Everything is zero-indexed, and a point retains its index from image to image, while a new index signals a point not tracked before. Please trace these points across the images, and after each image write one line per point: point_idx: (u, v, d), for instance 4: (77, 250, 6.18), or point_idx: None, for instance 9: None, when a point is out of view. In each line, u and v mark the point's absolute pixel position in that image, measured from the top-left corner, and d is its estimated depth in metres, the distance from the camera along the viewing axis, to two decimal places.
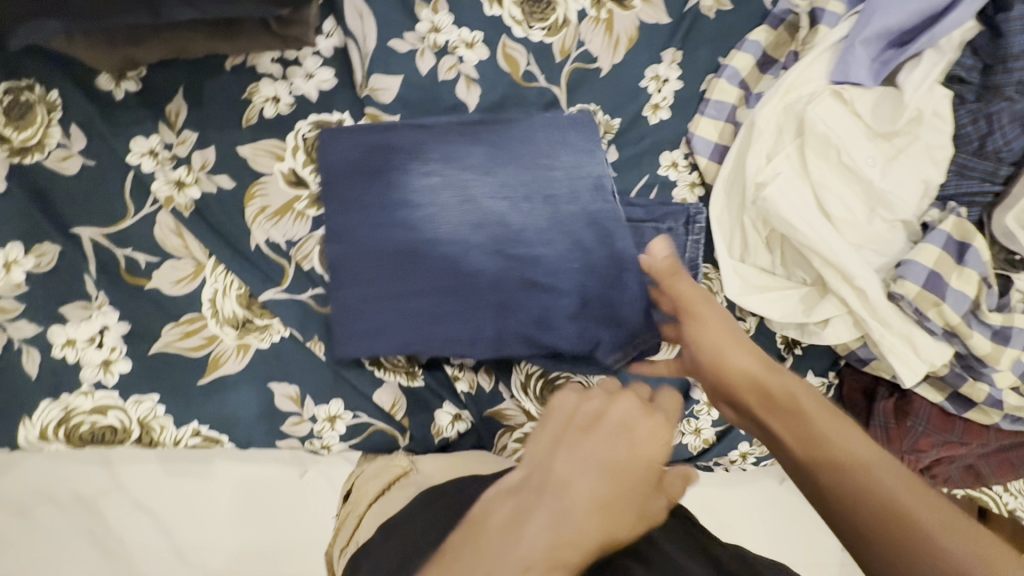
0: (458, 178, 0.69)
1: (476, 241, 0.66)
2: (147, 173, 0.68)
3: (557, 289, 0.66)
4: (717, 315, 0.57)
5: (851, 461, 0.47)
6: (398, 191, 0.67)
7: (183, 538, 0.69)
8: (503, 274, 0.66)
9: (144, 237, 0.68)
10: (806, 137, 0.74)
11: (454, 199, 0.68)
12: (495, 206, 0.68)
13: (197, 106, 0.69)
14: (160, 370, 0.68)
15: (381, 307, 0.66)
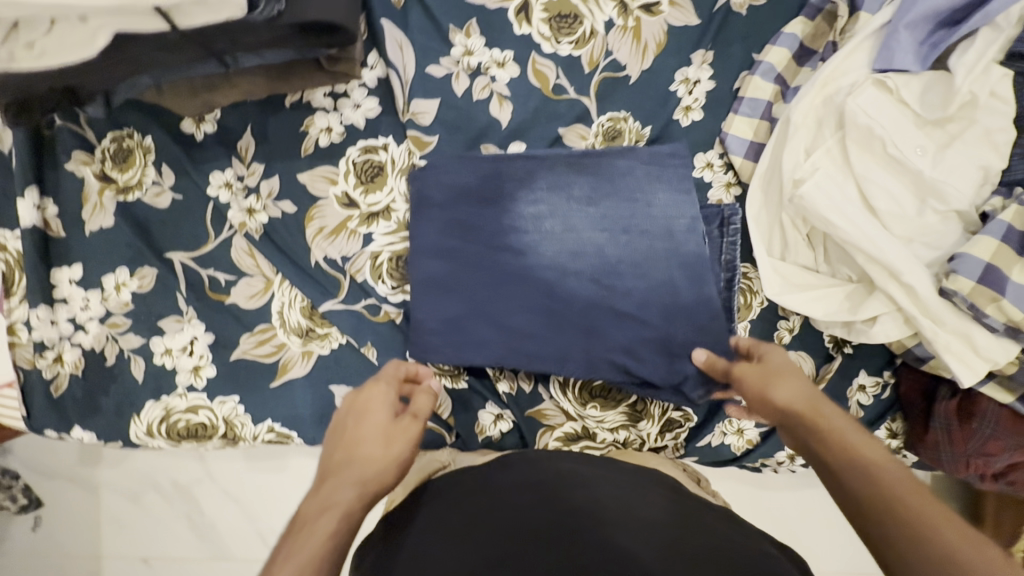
0: (557, 213, 0.74)
1: (573, 270, 0.72)
2: (223, 202, 0.77)
3: (643, 322, 0.71)
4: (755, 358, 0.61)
5: (901, 514, 0.44)
6: (485, 214, 0.74)
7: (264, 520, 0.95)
8: (593, 304, 0.71)
9: (223, 258, 0.78)
10: (847, 129, 0.72)
11: (554, 230, 0.73)
12: (590, 237, 0.73)
13: (262, 141, 0.78)
14: (239, 375, 0.78)
15: (474, 328, 0.72)
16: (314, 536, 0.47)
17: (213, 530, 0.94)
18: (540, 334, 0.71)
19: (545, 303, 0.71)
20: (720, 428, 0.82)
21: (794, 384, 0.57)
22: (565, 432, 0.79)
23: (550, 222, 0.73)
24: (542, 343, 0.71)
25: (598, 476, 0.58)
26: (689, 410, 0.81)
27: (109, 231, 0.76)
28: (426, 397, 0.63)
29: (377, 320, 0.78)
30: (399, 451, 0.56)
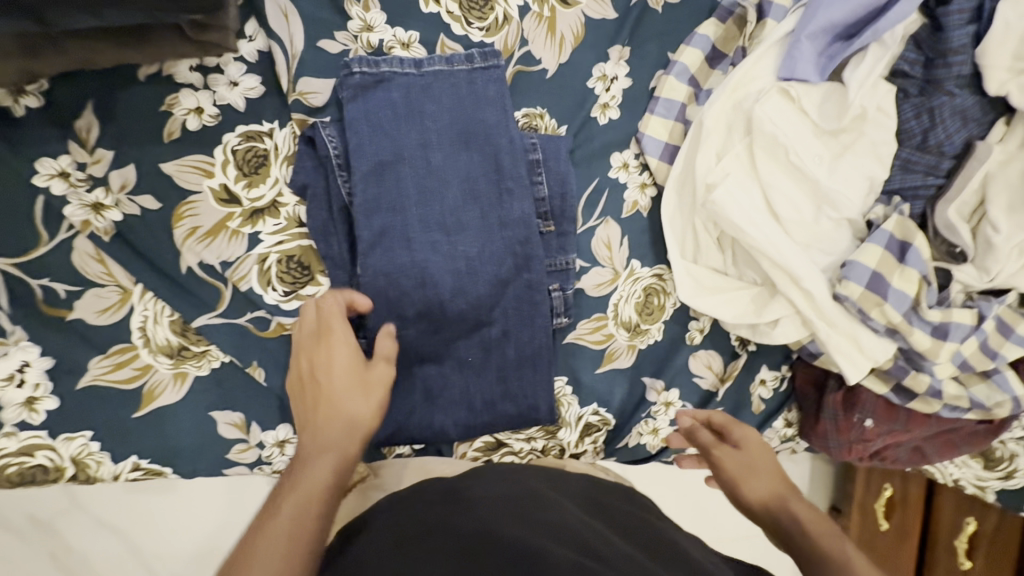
0: (442, 215, 0.67)
1: (430, 280, 0.66)
2: (57, 196, 0.63)
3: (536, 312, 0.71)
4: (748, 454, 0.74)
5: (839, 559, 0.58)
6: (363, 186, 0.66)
7: (148, 552, 0.75)
8: (502, 288, 0.69)
9: (62, 265, 0.63)
10: (755, 136, 0.74)
11: (439, 230, 0.67)
12: (466, 248, 0.68)
13: (110, 121, 0.64)
14: (91, 405, 0.65)
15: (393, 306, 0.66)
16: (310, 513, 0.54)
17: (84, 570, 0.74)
18: (467, 342, 0.70)
19: (462, 307, 0.68)
20: (635, 429, 0.82)
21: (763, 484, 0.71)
22: (484, 442, 0.76)
23: (443, 216, 0.67)
24: (461, 351, 0.70)
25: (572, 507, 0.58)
26: (606, 415, 0.80)
27: None
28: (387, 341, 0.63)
29: (266, 335, 0.68)
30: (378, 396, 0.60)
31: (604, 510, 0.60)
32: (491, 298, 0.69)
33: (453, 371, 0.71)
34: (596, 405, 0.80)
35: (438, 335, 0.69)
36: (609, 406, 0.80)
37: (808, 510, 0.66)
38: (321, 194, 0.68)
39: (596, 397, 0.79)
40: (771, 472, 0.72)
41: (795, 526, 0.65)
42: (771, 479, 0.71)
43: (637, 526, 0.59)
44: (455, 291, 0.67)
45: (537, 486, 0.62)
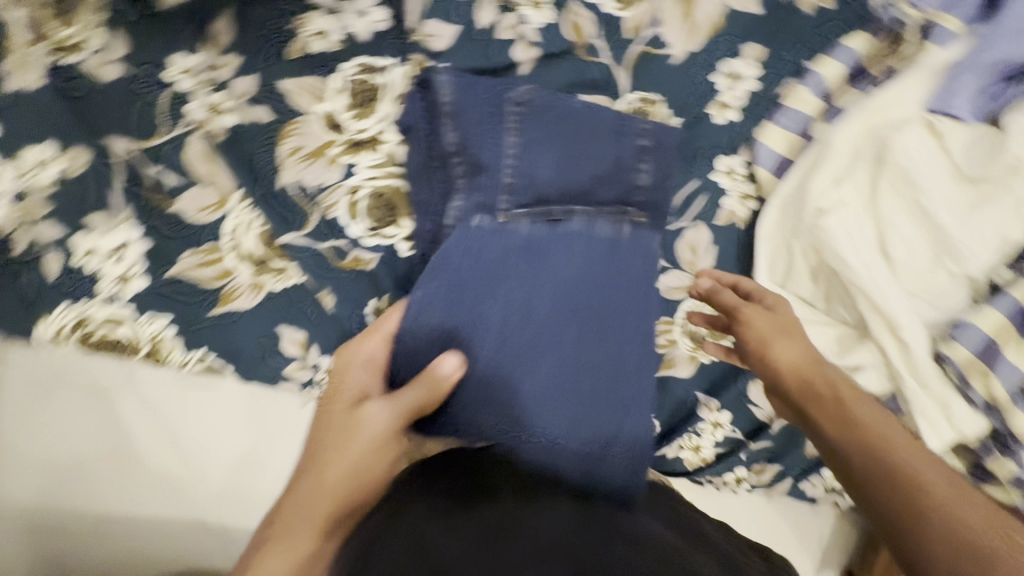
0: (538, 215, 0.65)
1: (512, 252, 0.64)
2: (185, 90, 0.66)
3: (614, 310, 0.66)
4: (765, 324, 0.70)
5: (909, 466, 0.56)
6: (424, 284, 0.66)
7: (189, 449, 0.67)
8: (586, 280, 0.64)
9: (175, 158, 0.67)
10: (884, 166, 0.68)
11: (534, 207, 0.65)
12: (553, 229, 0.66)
13: (244, 31, 0.66)
14: (169, 293, 0.68)
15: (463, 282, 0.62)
16: (348, 449, 0.57)
17: (123, 455, 0.66)
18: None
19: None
20: (677, 442, 0.80)
21: (795, 347, 0.68)
22: None
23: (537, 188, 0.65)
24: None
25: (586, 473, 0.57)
26: (652, 420, 0.79)
27: (37, 96, 0.63)
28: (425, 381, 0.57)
29: (342, 266, 0.69)
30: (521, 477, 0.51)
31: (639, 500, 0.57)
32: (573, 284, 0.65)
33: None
34: None
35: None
36: (657, 412, 0.78)
37: (860, 438, 0.60)
38: (421, 136, 0.67)
39: None
40: (806, 347, 0.69)
41: (861, 418, 0.62)
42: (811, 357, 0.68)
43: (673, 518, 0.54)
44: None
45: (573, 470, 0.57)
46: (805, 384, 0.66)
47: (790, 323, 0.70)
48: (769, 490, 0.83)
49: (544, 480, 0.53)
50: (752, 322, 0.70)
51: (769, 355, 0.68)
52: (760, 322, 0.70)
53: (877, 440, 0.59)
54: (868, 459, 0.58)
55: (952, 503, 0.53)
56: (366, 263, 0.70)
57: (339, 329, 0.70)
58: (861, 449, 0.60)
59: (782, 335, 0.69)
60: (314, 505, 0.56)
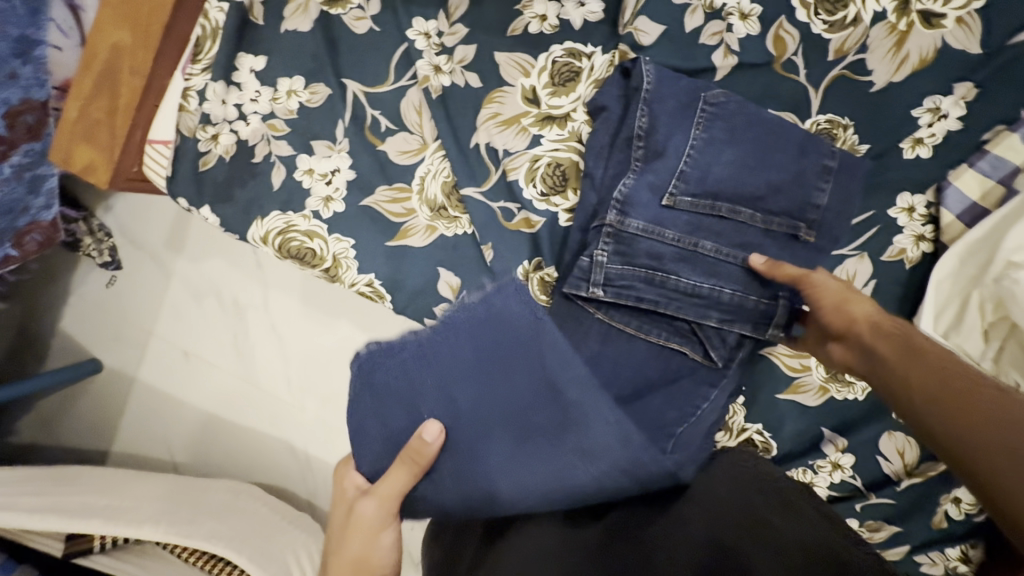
0: (705, 214, 0.68)
1: (668, 240, 0.68)
2: (416, 50, 0.76)
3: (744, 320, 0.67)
4: (835, 288, 0.62)
5: (963, 387, 0.45)
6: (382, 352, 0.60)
7: (271, 422, 1.13)
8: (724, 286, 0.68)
9: (393, 105, 0.77)
10: None
11: (705, 201, 0.68)
12: (716, 228, 0.68)
13: (475, 6, 0.75)
14: (360, 220, 0.78)
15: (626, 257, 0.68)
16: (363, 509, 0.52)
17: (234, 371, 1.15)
18: (669, 306, 0.68)
19: (685, 275, 0.68)
20: (790, 472, 0.77)
21: (868, 305, 0.60)
22: None
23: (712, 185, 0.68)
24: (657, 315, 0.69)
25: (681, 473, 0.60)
26: (770, 441, 0.77)
27: (300, 36, 0.76)
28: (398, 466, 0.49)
29: (508, 226, 0.76)
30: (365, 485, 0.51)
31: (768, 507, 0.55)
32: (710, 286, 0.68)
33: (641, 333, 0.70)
34: (762, 426, 0.77)
35: (643, 291, 0.68)
36: (776, 435, 0.77)
37: (935, 376, 0.47)
38: (612, 119, 0.73)
39: (766, 418, 0.77)
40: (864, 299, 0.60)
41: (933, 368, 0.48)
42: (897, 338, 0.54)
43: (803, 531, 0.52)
44: (680, 256, 0.68)
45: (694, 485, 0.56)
46: (897, 352, 0.53)
47: (848, 291, 0.62)
48: (881, 551, 0.77)
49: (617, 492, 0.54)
50: (813, 286, 0.63)
51: (858, 328, 0.59)
52: (827, 283, 0.63)
53: (956, 382, 0.45)
54: (948, 388, 0.45)
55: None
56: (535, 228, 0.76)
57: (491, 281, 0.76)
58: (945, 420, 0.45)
59: (837, 294, 0.62)
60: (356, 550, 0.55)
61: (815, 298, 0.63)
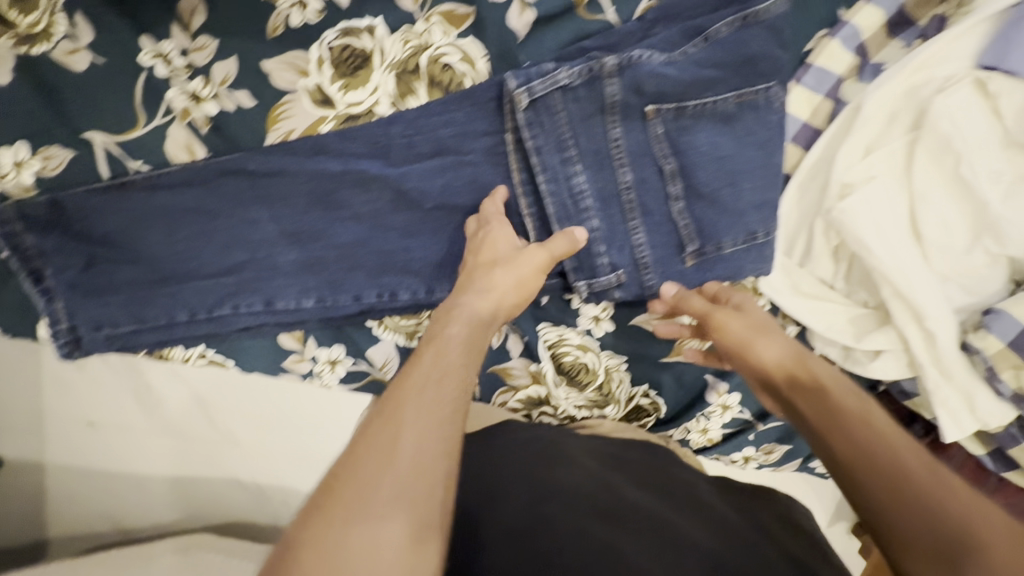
0: (581, 124, 0.62)
1: (580, 177, 0.63)
2: (160, 78, 0.62)
3: (708, 169, 0.63)
4: (740, 321, 0.62)
5: (865, 434, 0.49)
6: (147, 332, 0.67)
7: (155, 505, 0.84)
8: (681, 129, 0.63)
9: (155, 150, 0.63)
10: (923, 133, 0.61)
11: (650, 118, 0.62)
12: (602, 127, 0.62)
13: (211, 8, 0.61)
14: (151, 293, 0.66)
15: (574, 122, 0.62)
16: (451, 354, 0.50)
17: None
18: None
19: (597, 219, 0.64)
20: (685, 425, 0.79)
21: (777, 341, 0.59)
22: (527, 397, 0.76)
23: (606, 79, 0.61)
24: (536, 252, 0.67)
25: (590, 445, 0.68)
26: (658, 399, 0.77)
27: (8, 91, 0.61)
28: (562, 239, 0.61)
29: (329, 255, 0.66)
30: (419, 466, 0.41)
31: (681, 490, 0.62)
32: (674, 108, 0.62)
33: None
34: (647, 387, 0.76)
35: None
36: (662, 393, 0.77)
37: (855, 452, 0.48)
38: (412, 113, 0.63)
39: (648, 379, 0.76)
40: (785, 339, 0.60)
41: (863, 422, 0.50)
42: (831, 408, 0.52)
43: (726, 518, 0.58)
44: (601, 200, 0.64)
45: (604, 472, 0.62)
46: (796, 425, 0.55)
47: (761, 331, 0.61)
48: (774, 467, 0.83)
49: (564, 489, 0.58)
50: (724, 325, 0.62)
51: (777, 372, 0.58)
52: (733, 321, 0.62)
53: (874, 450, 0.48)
54: (874, 459, 0.47)
55: (907, 473, 0.45)
56: (378, 234, 0.66)
57: (334, 323, 0.70)
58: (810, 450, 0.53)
59: (750, 328, 0.61)
60: (452, 393, 0.46)
61: (723, 330, 0.62)
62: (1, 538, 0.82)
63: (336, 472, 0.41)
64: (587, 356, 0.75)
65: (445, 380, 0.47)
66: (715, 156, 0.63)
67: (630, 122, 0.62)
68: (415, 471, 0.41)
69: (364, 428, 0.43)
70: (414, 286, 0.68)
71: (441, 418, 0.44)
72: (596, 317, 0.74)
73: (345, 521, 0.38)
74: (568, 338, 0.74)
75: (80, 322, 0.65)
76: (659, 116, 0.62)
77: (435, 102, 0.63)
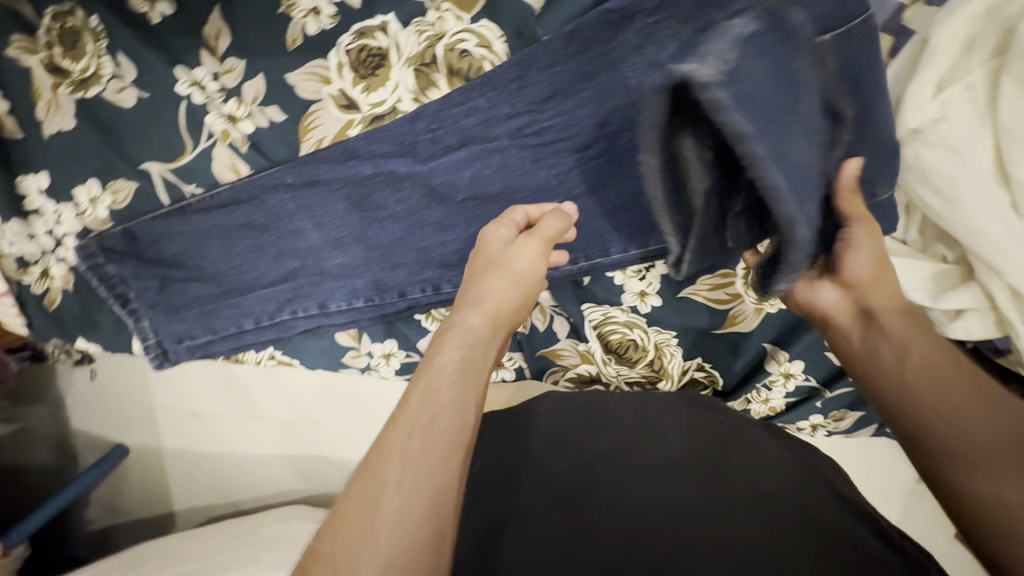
0: (779, 81, 0.44)
1: (804, 149, 0.45)
2: (198, 105, 0.65)
3: (868, 109, 0.54)
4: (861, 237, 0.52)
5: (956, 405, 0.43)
6: (221, 341, 0.73)
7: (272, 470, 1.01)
8: (843, 69, 0.53)
9: (204, 173, 0.68)
10: (1009, 58, 0.53)
11: (824, 48, 0.50)
12: (797, 73, 0.47)
13: (235, 29, 0.63)
14: (217, 306, 0.71)
15: (770, 75, 0.44)
16: (441, 383, 0.44)
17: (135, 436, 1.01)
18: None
19: (819, 202, 0.47)
20: (745, 396, 0.76)
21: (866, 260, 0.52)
22: (578, 375, 0.78)
23: (661, 16, 0.53)
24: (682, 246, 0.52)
25: (682, 416, 0.66)
26: (713, 372, 0.75)
27: (73, 135, 0.67)
28: (681, 221, 0.51)
29: (370, 256, 0.69)
30: (414, 497, 0.38)
31: (773, 461, 0.59)
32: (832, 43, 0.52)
33: None
34: (701, 360, 0.74)
35: None
36: (717, 364, 0.74)
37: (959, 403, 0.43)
38: (433, 107, 0.63)
39: (701, 352, 0.73)
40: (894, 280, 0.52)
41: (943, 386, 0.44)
42: (953, 359, 0.46)
43: (816, 493, 0.55)
44: (817, 172, 0.47)
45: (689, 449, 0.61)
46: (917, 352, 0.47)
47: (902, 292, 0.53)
48: (848, 434, 0.78)
49: (644, 467, 0.58)
50: (847, 260, 0.52)
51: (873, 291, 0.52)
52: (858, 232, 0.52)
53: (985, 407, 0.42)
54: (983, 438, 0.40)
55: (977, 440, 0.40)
56: (413, 231, 0.67)
57: (383, 320, 0.73)
58: (887, 384, 0.47)
59: (879, 263, 0.52)
60: (440, 415, 0.42)
61: (852, 262, 0.52)
62: (163, 495, 1.06)
63: (367, 470, 0.40)
64: (635, 332, 0.73)
65: (434, 392, 0.43)
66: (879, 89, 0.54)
67: (812, 62, 0.49)
68: (407, 526, 0.37)
69: (374, 448, 0.41)
70: (452, 279, 0.68)
71: (435, 435, 0.41)
72: (642, 292, 0.71)
73: (361, 498, 0.39)
74: (613, 316, 0.72)
75: (164, 337, 0.72)
76: (829, 48, 0.51)
77: (456, 91, 0.62)
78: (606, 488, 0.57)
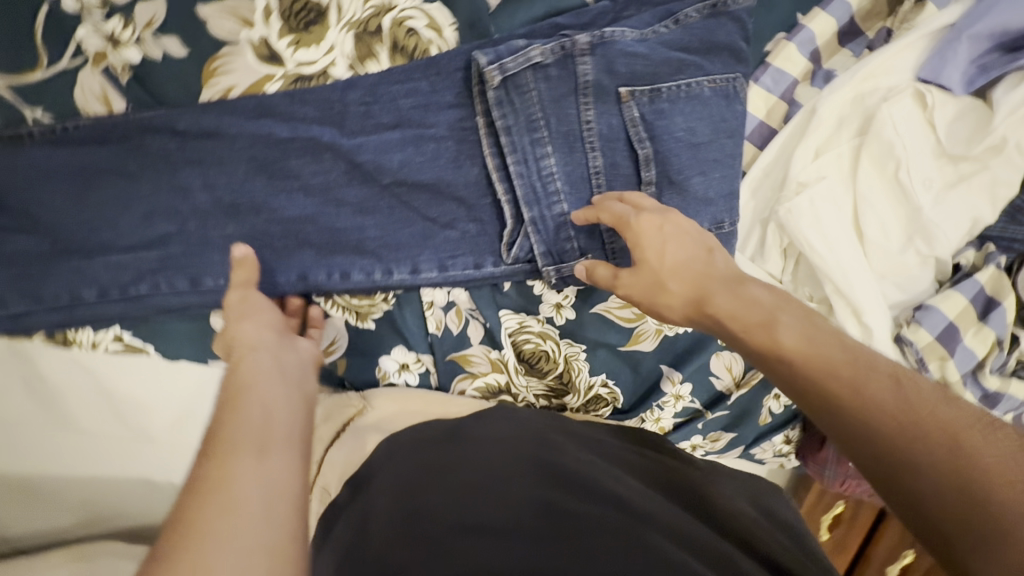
0: (560, 106, 0.60)
1: (557, 159, 0.61)
2: (69, 14, 0.53)
3: (704, 156, 0.63)
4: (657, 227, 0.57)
5: (835, 375, 0.45)
6: (43, 312, 0.58)
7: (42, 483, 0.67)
8: (698, 117, 0.62)
9: (59, 98, 0.54)
10: (868, 138, 0.65)
11: (648, 90, 0.61)
12: (575, 108, 0.60)
13: None
14: (50, 265, 0.57)
15: (559, 97, 0.60)
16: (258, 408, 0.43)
17: None
18: (458, 222, 0.64)
19: (582, 210, 0.63)
20: (639, 415, 0.79)
21: (681, 246, 0.56)
22: (486, 385, 0.73)
23: (578, 59, 0.59)
24: (502, 232, 0.65)
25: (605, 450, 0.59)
26: (616, 389, 0.77)
27: None
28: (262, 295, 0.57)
29: (270, 228, 0.60)
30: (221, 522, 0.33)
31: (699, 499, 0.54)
32: (660, 85, 0.61)
33: (438, 261, 0.65)
34: (606, 377, 0.76)
35: (463, 205, 0.64)
36: (618, 380, 0.76)
37: (915, 447, 0.40)
38: (370, 79, 0.59)
39: (607, 369, 0.75)
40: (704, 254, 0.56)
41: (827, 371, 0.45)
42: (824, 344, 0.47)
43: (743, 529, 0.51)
44: (570, 181, 0.62)
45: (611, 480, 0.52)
46: (812, 347, 0.47)
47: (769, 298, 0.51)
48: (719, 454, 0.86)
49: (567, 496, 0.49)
50: (666, 246, 0.56)
51: (720, 297, 0.52)
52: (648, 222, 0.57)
53: (885, 389, 0.43)
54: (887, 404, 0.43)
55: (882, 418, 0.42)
56: (328, 210, 0.61)
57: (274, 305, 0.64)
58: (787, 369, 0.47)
59: (684, 260, 0.56)
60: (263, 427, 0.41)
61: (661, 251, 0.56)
62: None
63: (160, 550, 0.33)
64: (547, 344, 0.73)
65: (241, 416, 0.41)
66: (694, 143, 0.63)
67: (603, 105, 0.61)
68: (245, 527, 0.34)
69: (181, 520, 0.33)
70: (365, 266, 0.63)
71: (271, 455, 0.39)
72: (559, 305, 0.71)
73: None
74: (528, 326, 0.72)
75: None
76: (651, 97, 0.61)
77: (397, 69, 0.59)
78: (523, 523, 0.46)
